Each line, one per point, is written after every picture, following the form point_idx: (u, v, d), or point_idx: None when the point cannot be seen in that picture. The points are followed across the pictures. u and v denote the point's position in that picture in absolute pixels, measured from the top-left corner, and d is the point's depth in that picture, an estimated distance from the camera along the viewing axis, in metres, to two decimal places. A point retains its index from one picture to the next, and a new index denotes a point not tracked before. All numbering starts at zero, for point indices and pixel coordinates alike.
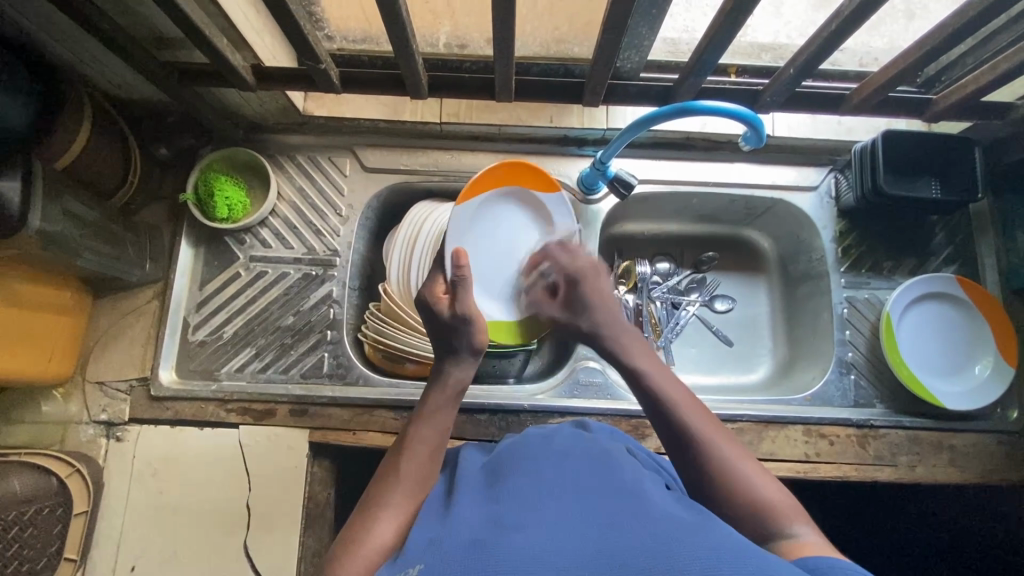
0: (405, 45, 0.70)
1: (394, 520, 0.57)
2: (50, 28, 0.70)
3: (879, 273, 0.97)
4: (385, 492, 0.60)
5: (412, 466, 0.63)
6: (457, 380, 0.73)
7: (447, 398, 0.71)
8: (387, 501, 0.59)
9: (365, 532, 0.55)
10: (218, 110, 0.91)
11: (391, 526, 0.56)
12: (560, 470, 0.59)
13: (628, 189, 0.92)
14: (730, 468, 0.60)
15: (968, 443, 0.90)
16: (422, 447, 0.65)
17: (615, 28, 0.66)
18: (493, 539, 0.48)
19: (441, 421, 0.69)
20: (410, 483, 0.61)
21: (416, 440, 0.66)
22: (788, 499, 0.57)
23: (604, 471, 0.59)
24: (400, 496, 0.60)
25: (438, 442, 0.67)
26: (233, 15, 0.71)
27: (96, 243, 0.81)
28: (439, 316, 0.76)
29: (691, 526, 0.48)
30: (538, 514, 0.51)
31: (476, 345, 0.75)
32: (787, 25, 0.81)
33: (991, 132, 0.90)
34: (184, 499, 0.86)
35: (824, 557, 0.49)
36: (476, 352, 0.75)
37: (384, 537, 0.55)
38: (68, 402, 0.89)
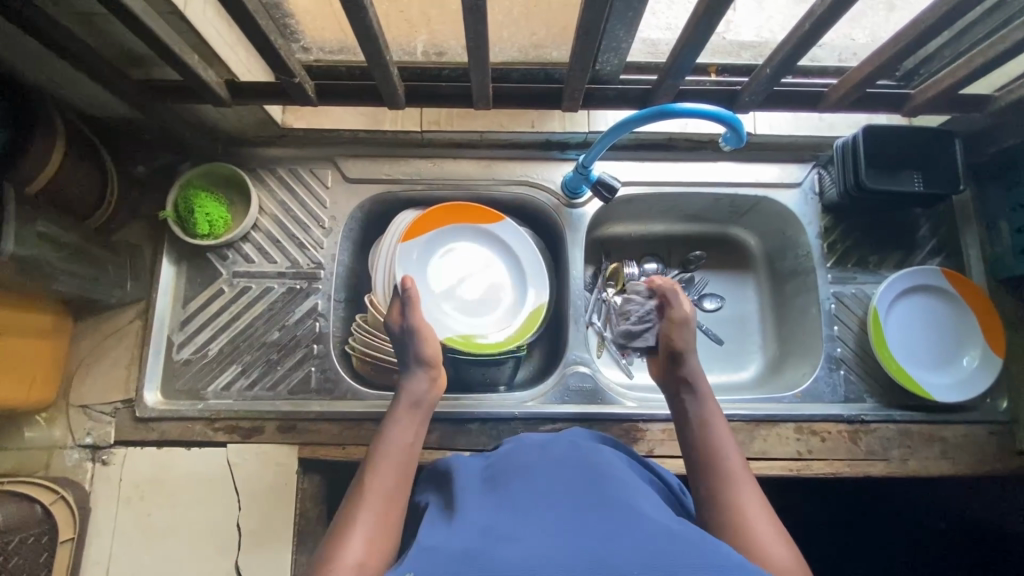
0: (379, 56, 0.70)
1: (366, 532, 0.57)
2: (18, 51, 0.69)
3: (865, 267, 0.97)
4: (357, 505, 0.60)
5: (381, 478, 0.63)
6: (415, 392, 0.74)
7: (413, 410, 0.72)
8: (359, 513, 0.58)
9: (336, 546, 0.55)
10: (195, 126, 0.90)
11: (364, 539, 0.56)
12: (555, 478, 0.59)
13: (612, 192, 0.91)
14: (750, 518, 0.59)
15: (959, 434, 0.90)
16: (388, 459, 0.65)
17: (589, 32, 0.66)
18: (488, 546, 0.49)
19: (405, 433, 0.69)
20: (379, 494, 0.61)
21: (382, 453, 0.66)
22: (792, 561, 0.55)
23: (597, 476, 0.60)
24: (370, 508, 0.59)
25: (405, 453, 0.67)
26: (203, 30, 0.70)
27: (73, 266, 0.79)
28: (396, 333, 0.79)
29: (684, 537, 0.49)
30: (533, 526, 0.52)
31: (426, 358, 0.76)
32: (769, 20, 0.80)
33: (971, 124, 0.90)
34: (173, 521, 0.84)
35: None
36: (427, 363, 0.76)
37: (356, 551, 0.54)
38: (51, 427, 0.88)
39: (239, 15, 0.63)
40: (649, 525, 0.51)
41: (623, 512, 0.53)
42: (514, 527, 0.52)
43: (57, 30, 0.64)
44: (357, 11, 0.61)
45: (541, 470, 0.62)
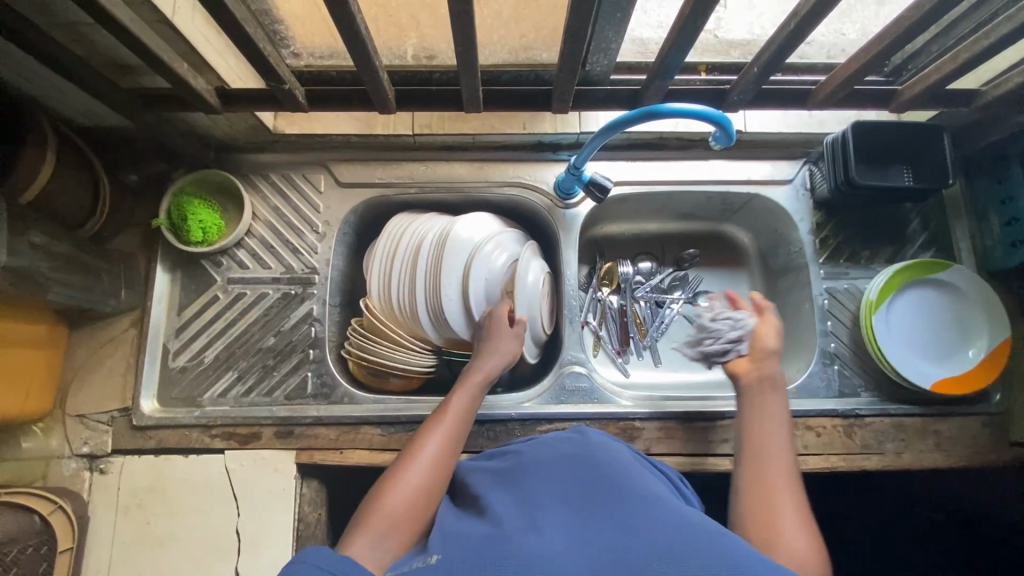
0: (368, 61, 0.70)
1: (428, 465, 0.67)
2: (5, 60, 0.69)
3: (857, 262, 0.98)
4: (422, 442, 0.70)
5: (446, 428, 0.72)
6: (490, 366, 0.80)
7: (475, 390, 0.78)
8: (423, 448, 0.69)
9: (401, 469, 0.66)
10: (187, 133, 0.90)
11: (425, 469, 0.66)
12: (575, 476, 0.59)
13: (604, 192, 0.91)
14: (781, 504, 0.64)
15: (953, 427, 0.90)
16: (454, 415, 0.74)
17: (576, 34, 0.66)
18: (502, 538, 0.50)
19: (472, 397, 0.77)
20: (444, 437, 0.70)
21: (450, 408, 0.75)
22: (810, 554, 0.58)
23: (616, 473, 0.59)
24: (433, 446, 0.69)
25: (468, 413, 0.75)
26: (193, 38, 0.70)
27: (66, 276, 0.79)
28: (490, 321, 0.86)
29: (698, 530, 0.48)
30: (550, 518, 0.52)
31: (512, 349, 0.83)
32: (760, 17, 0.82)
33: (959, 118, 0.91)
34: (172, 530, 0.84)
35: None
36: (510, 353, 0.83)
37: (416, 478, 0.64)
38: (48, 438, 0.88)
39: (227, 22, 0.63)
40: (664, 519, 0.50)
41: (638, 506, 0.53)
42: (529, 521, 0.52)
43: (45, 40, 0.64)
44: (345, 17, 0.62)
45: (562, 468, 0.61)
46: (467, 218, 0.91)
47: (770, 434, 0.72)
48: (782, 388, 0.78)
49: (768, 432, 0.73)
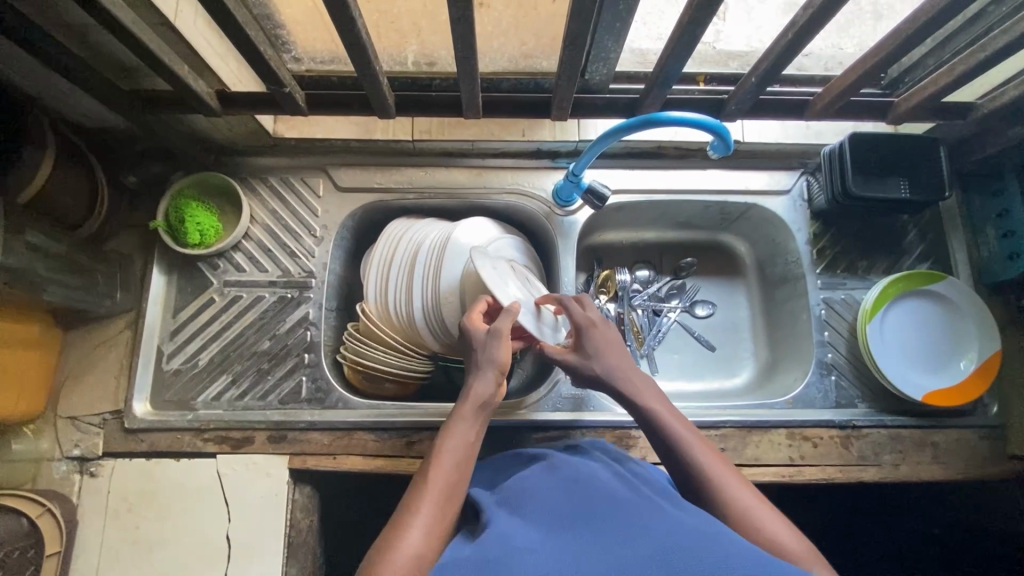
0: (368, 67, 0.71)
1: (424, 529, 0.54)
2: (6, 59, 0.69)
3: (854, 273, 0.98)
4: (413, 501, 0.57)
5: (439, 479, 0.60)
6: (483, 392, 0.68)
7: (470, 413, 0.67)
8: (417, 509, 0.56)
9: (394, 538, 0.53)
10: (186, 135, 0.90)
11: (422, 533, 0.54)
12: (565, 494, 0.56)
13: (603, 200, 0.92)
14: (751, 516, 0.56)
15: (951, 439, 0.90)
16: (449, 459, 0.62)
17: (576, 42, 0.67)
18: (500, 554, 0.45)
19: (467, 429, 0.65)
20: (440, 490, 0.58)
21: (444, 451, 0.62)
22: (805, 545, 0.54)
23: (607, 491, 0.56)
24: (428, 504, 0.57)
25: (466, 451, 0.63)
26: (195, 41, 0.71)
27: (62, 276, 0.79)
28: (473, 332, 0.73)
29: (701, 534, 0.47)
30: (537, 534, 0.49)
31: (500, 360, 0.70)
32: (758, 30, 0.82)
33: (954, 131, 0.91)
34: (162, 535, 0.83)
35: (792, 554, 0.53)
36: (499, 366, 0.70)
37: (412, 548, 0.52)
38: (39, 439, 0.87)
39: (229, 26, 0.63)
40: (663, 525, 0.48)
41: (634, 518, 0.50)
42: (528, 539, 0.48)
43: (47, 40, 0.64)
44: (347, 22, 0.62)
45: (552, 488, 0.57)
46: (466, 224, 0.91)
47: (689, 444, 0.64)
48: (632, 376, 0.72)
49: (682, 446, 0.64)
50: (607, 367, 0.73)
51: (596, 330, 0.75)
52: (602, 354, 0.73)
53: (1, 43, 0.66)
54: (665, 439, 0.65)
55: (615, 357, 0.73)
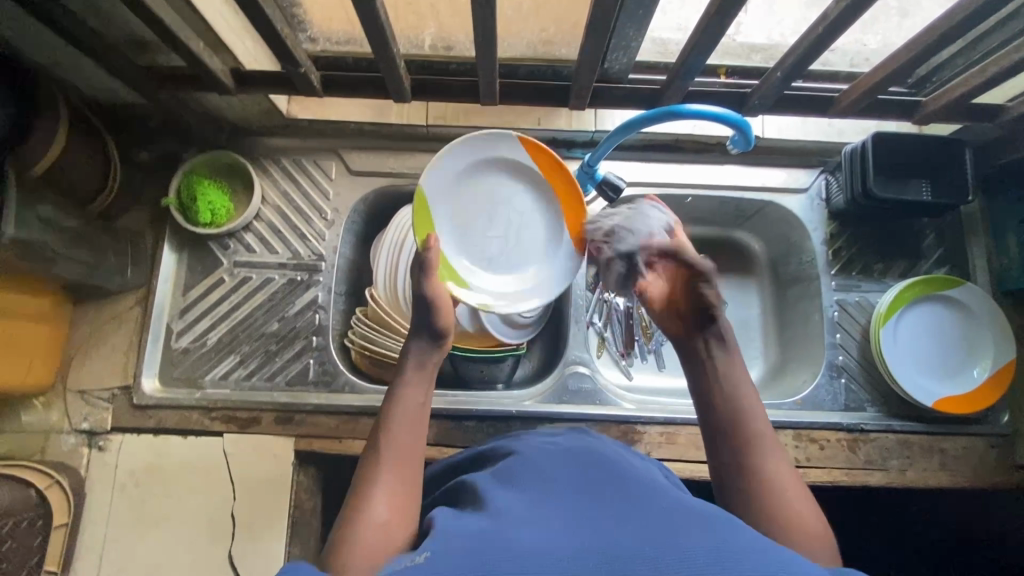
0: (385, 49, 0.69)
1: (388, 499, 0.54)
2: (20, 29, 0.69)
3: (870, 275, 0.97)
4: (369, 475, 0.56)
5: (391, 449, 0.58)
6: (421, 356, 0.67)
7: (420, 377, 0.66)
8: (376, 482, 0.55)
9: (355, 515, 0.52)
10: (200, 113, 0.89)
11: (386, 504, 0.54)
12: (571, 472, 0.53)
13: (617, 192, 0.89)
14: (774, 479, 0.58)
15: (959, 447, 0.89)
16: (397, 426, 0.61)
17: (598, 29, 0.65)
18: (500, 531, 0.43)
19: (416, 393, 0.64)
20: (393, 457, 0.58)
21: (391, 419, 0.61)
22: (816, 521, 0.56)
23: (615, 470, 0.53)
24: (387, 475, 0.56)
25: (420, 412, 0.62)
26: (210, 18, 0.70)
27: (73, 251, 0.79)
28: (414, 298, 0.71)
29: (706, 518, 0.44)
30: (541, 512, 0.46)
31: (439, 325, 0.69)
32: (780, 24, 0.80)
33: (980, 134, 0.89)
34: (167, 511, 0.84)
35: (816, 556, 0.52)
36: (438, 329, 0.69)
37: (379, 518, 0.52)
38: (48, 412, 0.88)
39: (247, 4, 0.62)
40: (673, 512, 0.45)
41: (643, 501, 0.47)
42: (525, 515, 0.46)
43: None
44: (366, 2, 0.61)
45: (557, 463, 0.55)
46: None
47: (743, 397, 0.65)
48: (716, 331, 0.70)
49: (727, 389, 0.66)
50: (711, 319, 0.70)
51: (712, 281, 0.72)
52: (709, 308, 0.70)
53: (17, 14, 0.66)
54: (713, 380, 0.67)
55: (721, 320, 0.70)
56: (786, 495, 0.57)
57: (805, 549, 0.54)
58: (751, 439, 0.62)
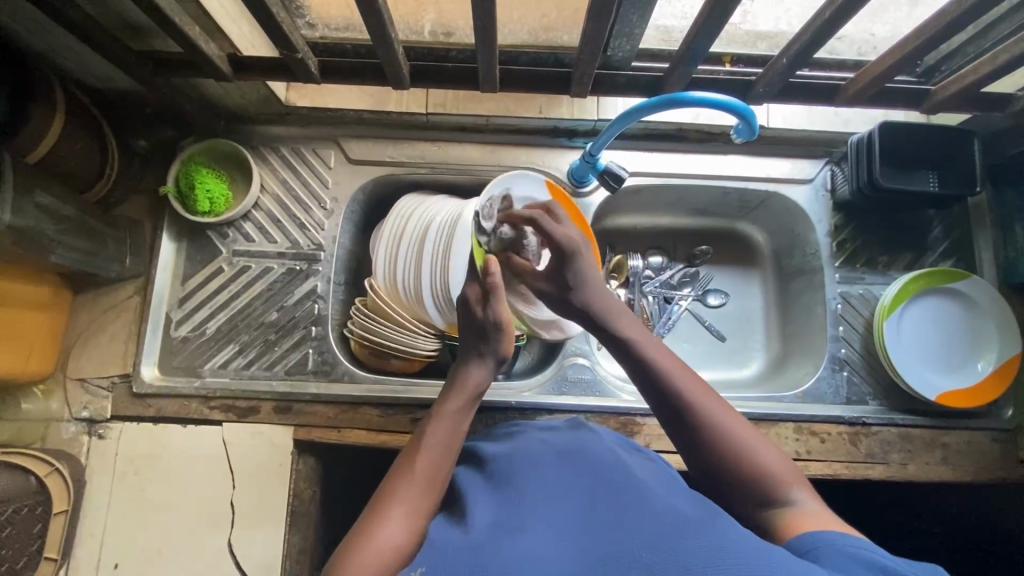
0: (383, 35, 0.68)
1: (407, 520, 0.52)
2: (13, 13, 0.68)
3: (874, 268, 0.96)
4: (395, 491, 0.55)
5: (422, 471, 0.57)
6: (474, 382, 0.67)
7: (465, 401, 0.65)
8: (399, 499, 0.54)
9: (371, 531, 0.51)
10: (197, 100, 0.88)
11: (405, 524, 0.52)
12: (566, 472, 0.54)
13: (619, 182, 0.89)
14: (739, 442, 0.57)
15: (961, 441, 0.88)
16: (434, 449, 0.59)
17: (600, 15, 0.64)
18: (496, 540, 0.43)
19: (458, 419, 0.63)
20: (423, 479, 0.56)
21: (428, 440, 0.60)
22: (788, 465, 0.56)
23: (610, 472, 0.54)
24: (411, 495, 0.55)
25: (456, 438, 0.61)
26: (206, 2, 0.69)
27: (70, 239, 0.79)
28: (474, 314, 0.68)
29: (699, 522, 0.45)
30: (535, 513, 0.47)
31: (502, 352, 0.68)
32: (788, 12, 0.76)
33: (990, 124, 0.88)
34: (167, 499, 0.85)
35: (811, 529, 0.49)
36: (498, 357, 0.68)
37: (394, 539, 0.50)
38: (48, 400, 0.88)
39: None
40: (666, 513, 0.46)
41: (638, 502, 0.48)
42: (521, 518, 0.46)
43: None
44: None
45: (551, 462, 0.55)
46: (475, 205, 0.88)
47: (675, 373, 0.62)
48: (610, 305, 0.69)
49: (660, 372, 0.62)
50: (595, 296, 0.70)
51: (582, 245, 0.71)
52: (593, 282, 0.71)
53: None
54: (648, 367, 0.63)
55: (603, 293, 0.71)
56: (757, 455, 0.57)
57: (776, 493, 0.54)
58: (706, 414, 0.59)
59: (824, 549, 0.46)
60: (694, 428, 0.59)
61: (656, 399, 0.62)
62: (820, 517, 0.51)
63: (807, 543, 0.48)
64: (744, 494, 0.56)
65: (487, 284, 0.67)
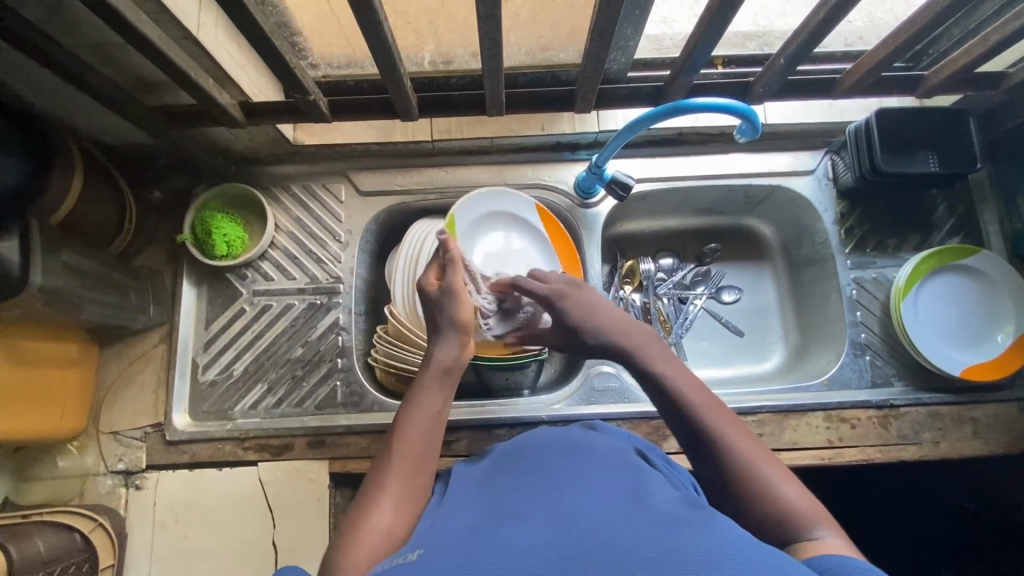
0: (392, 70, 0.70)
1: (392, 503, 0.56)
2: (32, 82, 0.70)
3: (884, 251, 0.97)
4: (382, 478, 0.58)
5: (405, 453, 0.60)
6: (445, 358, 0.69)
7: (436, 379, 0.67)
8: (387, 488, 0.57)
9: (364, 515, 0.54)
10: (208, 147, 0.90)
11: (392, 510, 0.55)
12: (576, 476, 0.56)
13: (626, 190, 0.91)
14: (763, 477, 0.56)
15: (990, 414, 0.89)
16: (415, 431, 0.62)
17: (602, 35, 0.66)
18: (493, 531, 0.47)
19: (434, 399, 0.65)
20: (404, 462, 0.59)
21: (408, 421, 0.63)
22: (812, 501, 0.54)
23: (624, 479, 0.55)
24: (396, 479, 0.58)
25: (435, 418, 0.64)
26: (218, 54, 0.71)
27: (97, 294, 0.80)
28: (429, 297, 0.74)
29: (694, 520, 0.46)
30: (540, 511, 0.49)
31: (459, 321, 0.71)
32: (765, 7, 0.81)
33: (982, 102, 0.90)
34: (209, 542, 0.85)
35: (844, 559, 0.47)
36: (460, 327, 0.71)
37: (383, 524, 0.53)
38: (83, 455, 0.89)
39: (256, 38, 0.63)
40: (660, 513, 0.48)
41: (632, 500, 0.50)
42: (523, 516, 0.49)
43: (78, 64, 0.64)
44: (372, 25, 0.62)
45: (569, 469, 0.57)
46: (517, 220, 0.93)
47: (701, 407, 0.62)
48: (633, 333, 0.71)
49: (687, 402, 0.63)
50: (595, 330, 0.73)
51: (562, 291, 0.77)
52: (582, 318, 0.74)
53: (31, 66, 0.67)
54: (675, 399, 0.63)
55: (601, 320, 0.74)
56: (780, 491, 0.55)
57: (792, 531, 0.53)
58: (728, 445, 0.59)
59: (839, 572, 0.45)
60: (716, 455, 0.59)
61: (686, 438, 0.62)
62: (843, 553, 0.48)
63: (828, 563, 0.47)
64: (775, 534, 0.54)
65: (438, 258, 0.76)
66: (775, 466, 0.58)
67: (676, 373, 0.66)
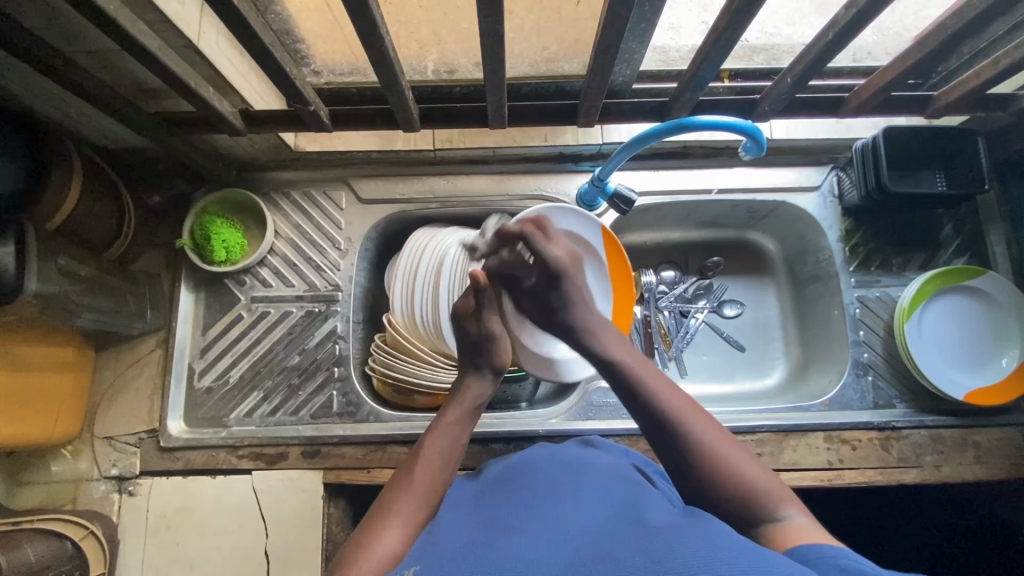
0: (393, 82, 0.70)
1: (402, 525, 0.55)
2: (32, 87, 0.70)
3: (889, 270, 0.96)
4: (395, 500, 0.58)
5: (424, 476, 0.61)
6: (474, 395, 0.72)
7: (464, 413, 0.70)
8: (400, 509, 0.57)
9: (375, 535, 0.53)
10: (209, 153, 0.90)
11: (401, 532, 0.54)
12: (574, 491, 0.55)
13: (629, 204, 0.90)
14: (729, 462, 0.57)
15: (993, 439, 0.88)
16: (437, 460, 0.64)
17: (607, 50, 0.65)
18: (490, 545, 0.46)
19: (457, 431, 0.68)
20: (423, 486, 0.60)
21: (432, 450, 0.64)
22: (778, 484, 0.55)
23: (622, 495, 0.54)
24: (410, 503, 0.58)
25: (455, 451, 0.66)
26: (219, 62, 0.70)
27: (93, 301, 0.80)
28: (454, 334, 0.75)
29: (693, 529, 0.45)
30: (537, 526, 0.49)
31: (497, 364, 0.74)
32: (773, 15, 0.79)
33: (991, 121, 0.89)
34: (202, 551, 0.85)
35: (813, 543, 0.47)
36: (495, 369, 0.74)
37: (392, 545, 0.52)
38: (78, 460, 0.88)
39: (257, 50, 0.63)
40: (655, 525, 0.47)
41: (631, 514, 0.50)
42: (522, 530, 0.49)
43: (77, 71, 0.64)
44: (374, 39, 0.61)
45: (567, 484, 0.57)
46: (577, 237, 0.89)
47: (669, 401, 0.61)
48: (598, 324, 0.72)
49: (652, 395, 0.63)
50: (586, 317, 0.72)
51: (570, 266, 0.72)
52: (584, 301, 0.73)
53: (30, 72, 0.67)
54: (637, 388, 0.64)
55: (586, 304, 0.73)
56: (746, 475, 0.56)
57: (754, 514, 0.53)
58: (695, 435, 0.59)
59: (814, 559, 0.45)
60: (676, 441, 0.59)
61: (652, 426, 0.61)
62: (808, 532, 0.50)
63: (806, 554, 0.46)
64: (732, 514, 0.55)
65: (477, 296, 0.74)
66: (744, 453, 0.58)
67: (643, 368, 0.66)
